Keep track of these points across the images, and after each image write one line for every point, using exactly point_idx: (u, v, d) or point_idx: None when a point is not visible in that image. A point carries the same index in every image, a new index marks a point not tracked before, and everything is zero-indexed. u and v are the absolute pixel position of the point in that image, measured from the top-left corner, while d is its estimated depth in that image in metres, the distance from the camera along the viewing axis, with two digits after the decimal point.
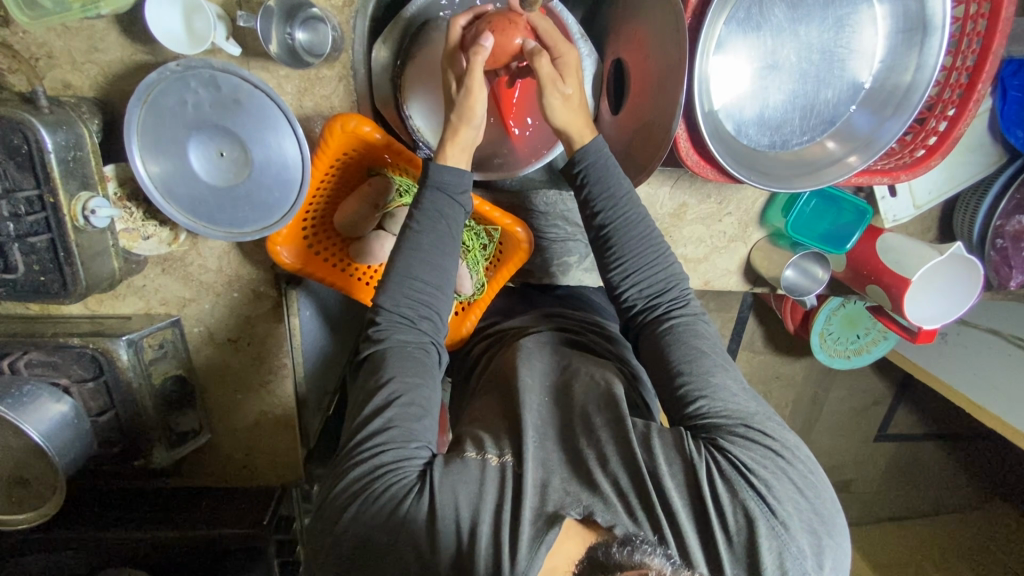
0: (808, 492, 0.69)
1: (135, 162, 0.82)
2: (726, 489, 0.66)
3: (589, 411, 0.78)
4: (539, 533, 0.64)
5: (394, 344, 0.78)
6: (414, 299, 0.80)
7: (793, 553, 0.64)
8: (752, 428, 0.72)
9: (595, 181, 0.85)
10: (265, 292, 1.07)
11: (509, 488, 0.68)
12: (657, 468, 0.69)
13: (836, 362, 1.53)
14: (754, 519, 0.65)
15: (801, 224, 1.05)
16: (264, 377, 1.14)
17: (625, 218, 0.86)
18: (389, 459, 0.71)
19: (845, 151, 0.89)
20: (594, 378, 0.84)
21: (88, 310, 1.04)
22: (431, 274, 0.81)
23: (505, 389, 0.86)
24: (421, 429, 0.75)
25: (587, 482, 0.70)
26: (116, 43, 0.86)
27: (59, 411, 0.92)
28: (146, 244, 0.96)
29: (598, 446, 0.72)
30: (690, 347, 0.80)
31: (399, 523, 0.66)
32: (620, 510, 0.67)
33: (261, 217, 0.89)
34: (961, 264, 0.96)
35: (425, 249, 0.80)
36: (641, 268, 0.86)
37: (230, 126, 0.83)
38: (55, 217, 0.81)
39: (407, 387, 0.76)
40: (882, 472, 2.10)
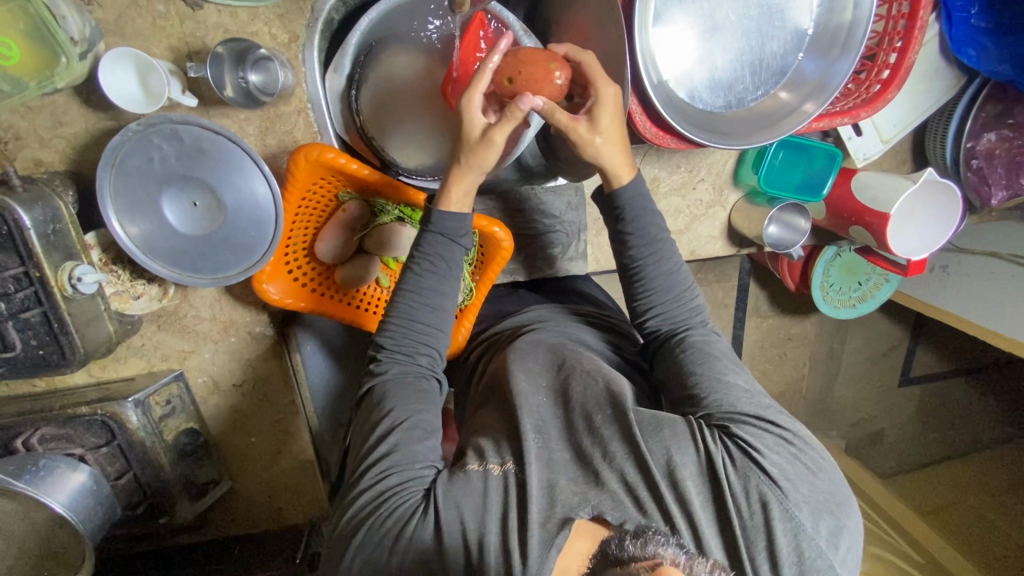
0: (821, 477, 0.71)
1: (113, 227, 0.84)
2: (731, 472, 0.70)
3: (590, 407, 0.78)
4: (551, 535, 0.66)
5: (396, 376, 0.80)
6: (413, 334, 0.82)
7: (808, 535, 0.66)
8: (764, 419, 0.75)
9: (633, 219, 0.88)
10: (262, 332, 1.09)
11: (515, 497, 0.70)
12: (672, 460, 0.71)
13: (843, 312, 1.60)
14: (768, 503, 0.68)
15: (774, 177, 1.04)
16: (274, 419, 1.16)
17: (658, 249, 0.90)
18: (396, 482, 0.71)
19: (800, 100, 0.89)
20: (590, 375, 0.82)
21: (93, 377, 1.05)
22: (431, 314, 0.83)
23: (502, 394, 0.85)
24: (426, 450, 0.76)
25: (593, 481, 0.72)
26: (79, 114, 0.89)
27: (78, 481, 0.93)
28: (138, 303, 0.99)
29: (601, 442, 0.74)
30: (704, 353, 0.84)
31: (405, 548, 0.67)
32: (628, 505, 0.70)
33: (242, 259, 0.90)
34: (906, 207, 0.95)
35: (405, 308, 0.82)
36: (663, 289, 0.90)
37: (197, 175, 0.85)
38: (44, 290, 0.83)
39: (408, 414, 0.76)
40: (912, 414, 2.11)
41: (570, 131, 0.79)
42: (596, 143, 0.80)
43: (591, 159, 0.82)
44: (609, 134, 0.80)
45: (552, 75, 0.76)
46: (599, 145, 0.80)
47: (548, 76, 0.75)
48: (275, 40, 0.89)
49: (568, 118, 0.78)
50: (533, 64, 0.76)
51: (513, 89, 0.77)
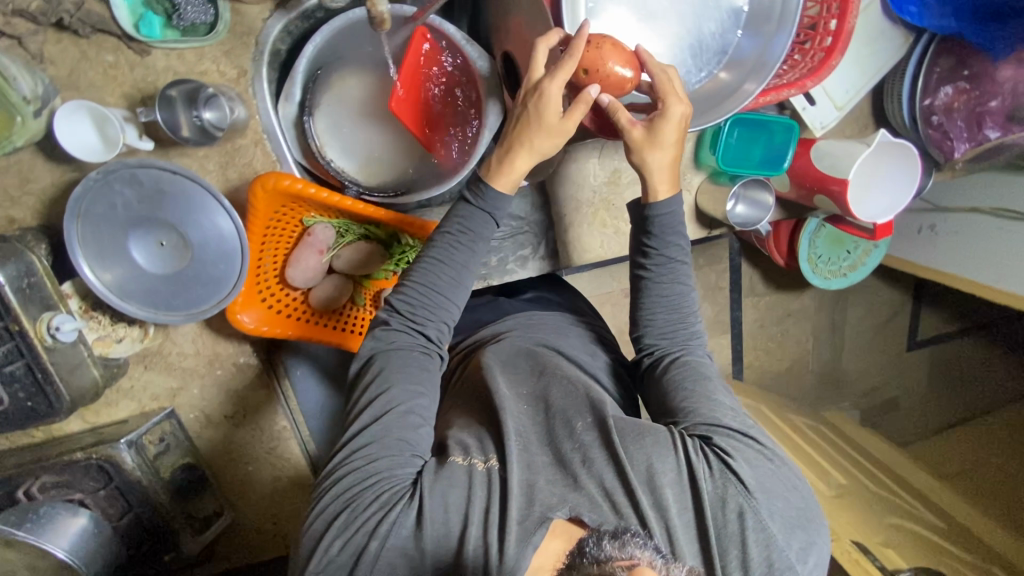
0: (796, 493, 0.73)
1: (85, 275, 0.87)
2: (709, 483, 0.71)
3: (569, 413, 0.79)
4: (528, 534, 0.66)
5: (401, 347, 0.81)
6: (431, 304, 0.83)
7: (778, 548, 0.68)
8: (748, 436, 0.76)
9: (656, 233, 0.89)
10: (247, 362, 1.11)
11: (496, 496, 0.70)
12: (652, 467, 0.72)
13: (835, 282, 1.62)
14: (744, 512, 0.69)
15: (731, 157, 1.03)
16: (268, 446, 1.19)
17: (672, 262, 0.91)
18: (387, 465, 0.72)
19: (739, 81, 0.89)
20: (573, 383, 0.84)
21: (88, 423, 1.07)
22: (449, 287, 0.84)
23: (484, 398, 0.86)
24: (417, 438, 0.76)
25: (571, 483, 0.72)
26: (44, 169, 0.91)
27: (78, 525, 0.95)
28: (122, 346, 1.01)
29: (581, 447, 0.75)
30: (694, 370, 0.84)
31: (386, 534, 0.67)
32: (606, 510, 0.70)
33: (214, 291, 0.92)
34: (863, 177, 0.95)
35: (425, 282, 0.83)
36: (665, 304, 0.90)
37: (160, 216, 0.87)
38: (24, 343, 0.86)
39: (409, 397, 0.77)
40: (924, 376, 2.17)
41: (628, 132, 0.82)
42: (648, 147, 0.84)
43: (636, 162, 0.85)
44: (664, 141, 0.84)
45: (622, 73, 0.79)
46: (652, 149, 0.84)
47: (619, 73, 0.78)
48: (223, 76, 0.92)
49: (627, 119, 0.82)
50: (612, 57, 0.78)
51: (584, 81, 0.80)
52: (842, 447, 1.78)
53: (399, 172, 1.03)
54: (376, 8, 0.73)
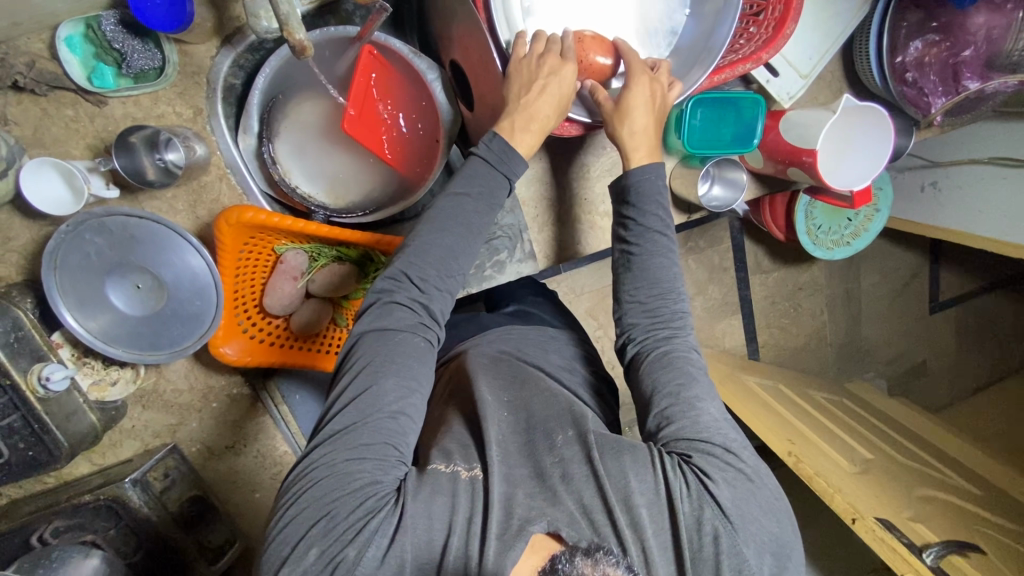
0: (774, 519, 0.73)
1: (71, 325, 0.88)
2: (686, 504, 0.70)
3: (550, 425, 0.80)
4: (507, 546, 0.65)
5: (399, 330, 0.78)
6: (445, 273, 0.82)
7: (751, 571, 0.68)
8: (732, 453, 0.75)
9: (643, 214, 0.87)
10: (240, 393, 1.15)
11: (479, 506, 0.69)
12: (629, 488, 0.71)
13: (839, 252, 1.59)
14: (719, 535, 0.69)
15: (697, 140, 0.99)
16: (272, 472, 1.21)
17: (660, 246, 0.88)
18: (370, 467, 0.70)
19: (686, 68, 0.91)
20: (553, 395, 0.86)
21: (96, 465, 1.11)
22: (446, 269, 0.83)
23: (465, 408, 0.86)
24: (402, 441, 0.74)
25: (550, 497, 0.71)
26: (23, 226, 0.95)
27: (93, 564, 0.98)
28: (116, 388, 1.04)
29: (562, 462, 0.74)
30: (682, 371, 0.81)
31: (364, 545, 0.65)
32: (584, 528, 0.68)
33: (194, 327, 0.94)
34: (836, 148, 0.92)
35: (439, 241, 0.82)
36: (656, 290, 0.87)
37: (133, 260, 0.90)
38: (17, 395, 0.89)
39: (405, 390, 0.75)
40: (953, 338, 2.12)
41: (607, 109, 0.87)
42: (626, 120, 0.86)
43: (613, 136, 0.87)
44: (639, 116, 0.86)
45: (599, 57, 0.88)
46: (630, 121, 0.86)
47: (598, 60, 0.88)
48: (180, 116, 0.94)
49: (604, 97, 0.88)
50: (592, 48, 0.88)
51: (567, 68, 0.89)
52: (865, 419, 1.72)
53: (365, 191, 1.04)
54: (293, 36, 0.70)
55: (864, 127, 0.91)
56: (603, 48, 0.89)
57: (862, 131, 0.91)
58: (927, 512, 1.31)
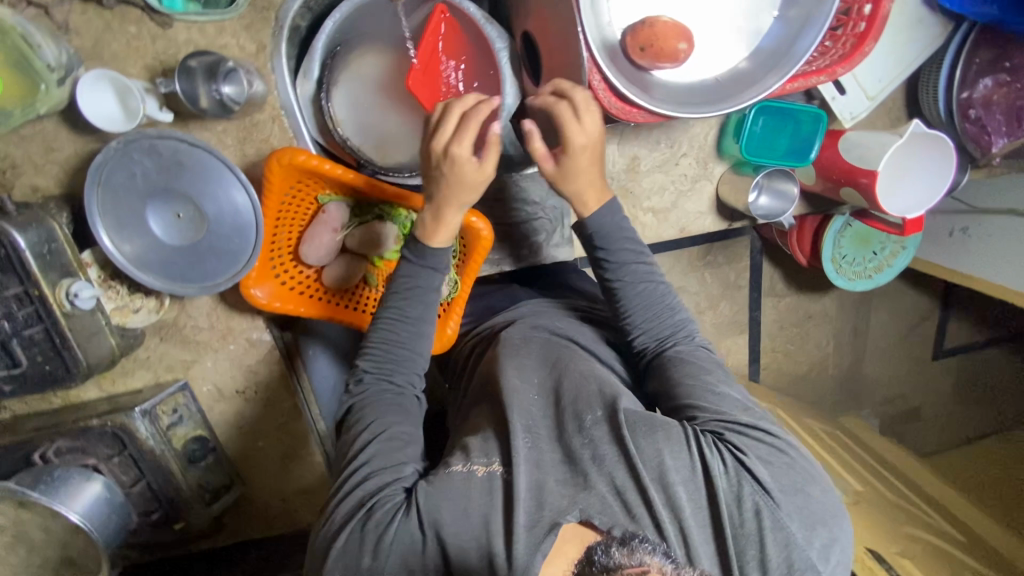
0: (815, 487, 0.74)
1: (106, 245, 0.87)
2: (723, 479, 0.72)
3: (580, 406, 0.80)
4: (538, 541, 0.68)
5: (373, 395, 0.86)
6: (392, 357, 0.88)
7: (798, 547, 0.69)
8: (758, 428, 0.77)
9: (608, 245, 0.91)
10: (259, 338, 1.13)
11: (498, 507, 0.72)
12: (664, 464, 0.73)
13: (859, 283, 1.57)
14: (761, 510, 0.70)
15: (755, 146, 1.00)
16: (280, 422, 1.20)
17: (634, 272, 0.92)
18: (378, 480, 0.77)
19: (764, 72, 0.83)
20: (584, 376, 0.84)
21: (105, 391, 1.10)
22: (411, 327, 0.89)
23: (494, 396, 0.86)
24: (403, 456, 0.81)
25: (581, 482, 0.74)
26: (67, 139, 0.93)
27: (94, 490, 0.98)
28: (139, 316, 1.02)
29: (592, 445, 0.76)
30: (694, 364, 0.85)
31: (386, 548, 0.71)
32: (618, 510, 0.71)
33: (229, 265, 0.93)
34: (895, 167, 0.92)
35: (407, 315, 0.89)
36: (642, 309, 0.91)
37: (178, 188, 0.88)
38: (44, 307, 0.88)
39: (386, 425, 0.83)
40: (950, 387, 2.12)
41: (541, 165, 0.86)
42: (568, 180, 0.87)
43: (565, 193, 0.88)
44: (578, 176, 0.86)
45: (677, 45, 0.80)
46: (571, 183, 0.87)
47: (673, 45, 0.80)
48: (244, 50, 0.92)
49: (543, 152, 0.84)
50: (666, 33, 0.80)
51: (641, 57, 0.82)
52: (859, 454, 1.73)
53: (416, 152, 1.01)
54: None
55: (924, 150, 0.91)
56: (682, 33, 0.81)
57: (921, 154, 0.91)
58: (912, 550, 1.32)
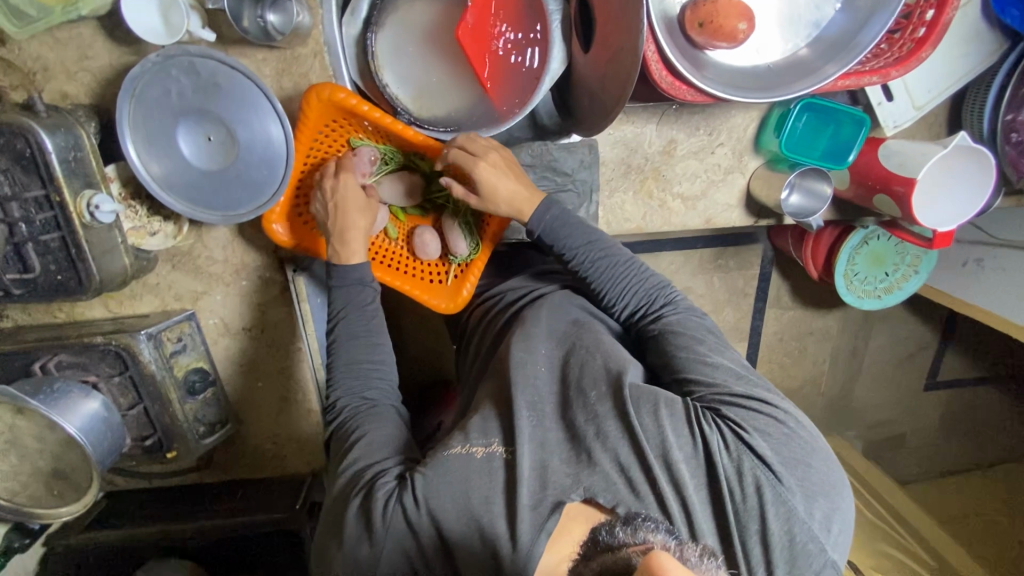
0: (819, 460, 0.73)
1: (135, 163, 0.86)
2: (724, 456, 0.71)
3: (585, 383, 0.80)
4: (541, 521, 0.69)
5: (351, 405, 0.86)
6: (363, 376, 0.89)
7: (801, 520, 0.68)
8: (752, 399, 0.76)
9: (560, 238, 0.95)
10: (272, 278, 1.11)
11: (498, 487, 0.72)
12: (667, 442, 0.72)
13: (867, 303, 1.53)
14: (762, 487, 0.69)
15: (795, 143, 1.00)
16: (282, 365, 1.19)
17: (595, 259, 0.95)
18: (366, 475, 0.78)
19: (823, 61, 0.84)
20: (590, 350, 0.85)
21: (110, 312, 1.09)
22: (369, 342, 0.91)
23: (501, 371, 0.87)
24: (388, 451, 0.81)
25: (586, 461, 0.73)
26: (103, 48, 0.91)
27: (92, 408, 0.96)
28: (154, 239, 1.01)
29: (595, 420, 0.76)
30: (684, 335, 0.85)
31: (384, 541, 0.72)
32: (621, 488, 0.72)
33: (254, 196, 0.92)
34: (932, 182, 0.90)
35: (365, 331, 0.91)
36: (621, 286, 0.93)
37: (213, 110, 0.87)
38: (63, 215, 0.86)
39: (365, 430, 0.83)
40: (938, 420, 2.09)
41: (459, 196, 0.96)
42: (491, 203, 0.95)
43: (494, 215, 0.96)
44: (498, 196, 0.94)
45: (737, 24, 0.80)
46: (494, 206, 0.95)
47: (732, 24, 0.79)
48: None
49: (463, 192, 0.95)
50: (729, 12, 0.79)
51: (698, 33, 0.81)
52: None
53: (451, 107, 1.00)
54: None
55: (961, 163, 0.90)
56: (742, 14, 0.81)
57: (959, 167, 0.90)
58: None
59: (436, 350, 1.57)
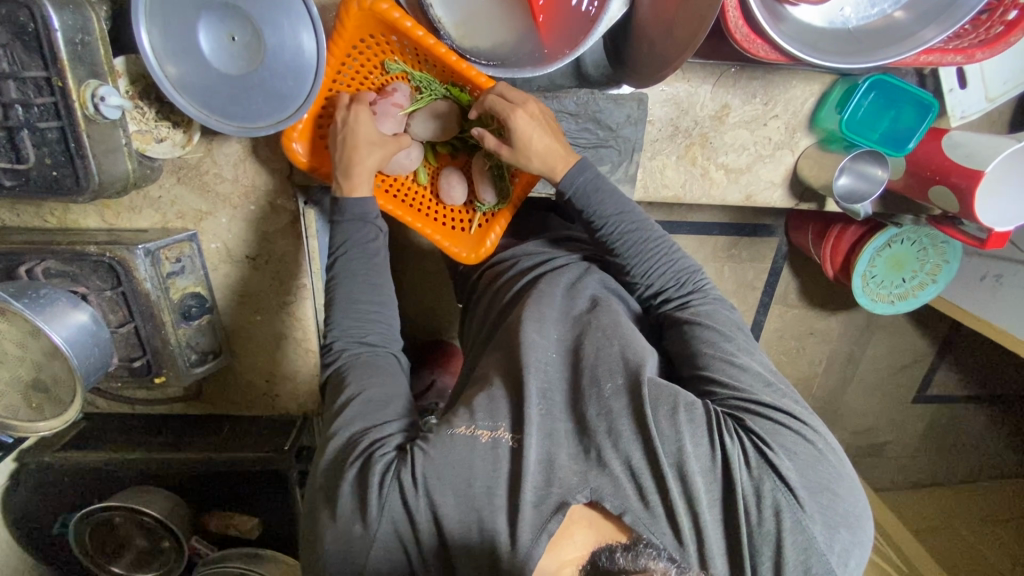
0: (845, 487, 0.67)
1: (150, 61, 0.78)
2: (744, 471, 0.65)
3: (598, 372, 0.74)
4: (543, 521, 0.64)
5: (349, 359, 0.80)
6: (361, 318, 0.83)
7: (819, 550, 0.62)
8: (777, 411, 0.70)
9: (591, 201, 0.89)
10: (283, 205, 1.04)
11: (503, 479, 0.67)
12: (684, 451, 0.66)
13: (877, 306, 1.41)
14: (781, 511, 0.63)
15: (855, 126, 0.95)
16: (284, 300, 1.13)
17: (625, 231, 0.89)
18: (361, 443, 0.71)
19: (920, 26, 0.79)
20: (606, 336, 0.78)
21: (105, 223, 1.02)
22: (369, 291, 0.84)
23: (511, 340, 0.81)
24: (388, 412, 0.75)
25: (597, 461, 0.68)
26: None
27: (79, 319, 0.89)
28: (160, 147, 0.92)
29: (608, 416, 0.70)
30: (711, 330, 0.79)
31: (377, 528, 0.65)
32: (630, 493, 0.66)
33: (275, 110, 0.86)
34: (993, 180, 0.87)
35: (363, 269, 0.84)
36: (650, 266, 0.88)
37: (241, 6, 0.79)
38: (64, 103, 0.78)
39: (362, 388, 0.77)
40: (919, 433, 2.04)
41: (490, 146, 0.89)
42: (522, 156, 0.88)
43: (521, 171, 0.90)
44: (530, 149, 0.87)
45: None
46: (524, 158, 0.88)
47: None
48: None
49: (495, 142, 0.88)
50: None
51: None
52: None
53: (496, 40, 0.91)
54: None
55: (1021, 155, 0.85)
56: None
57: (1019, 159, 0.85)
58: None
59: (438, 305, 1.51)
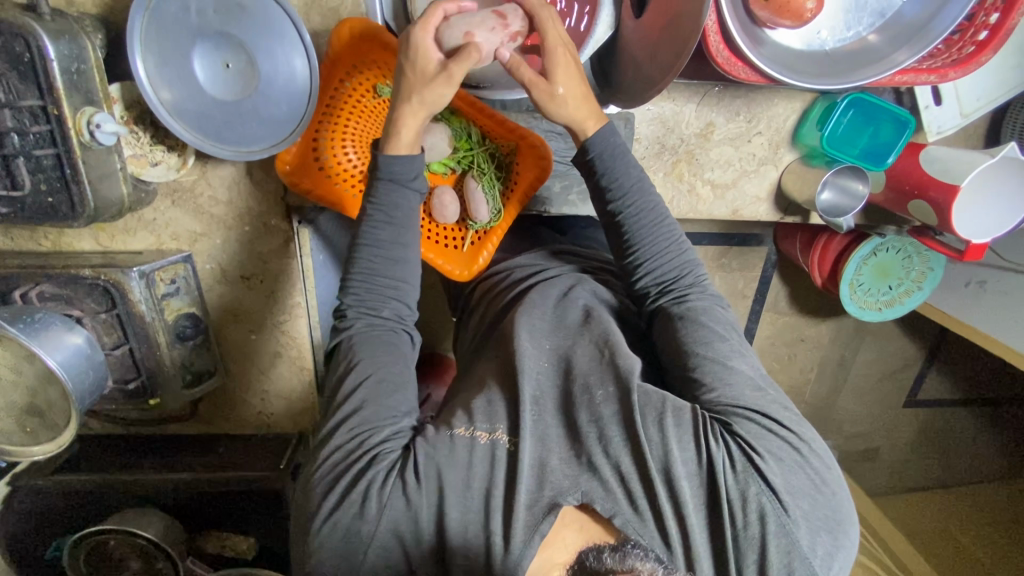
0: (827, 492, 0.68)
1: (145, 88, 0.78)
2: (729, 475, 0.66)
3: (591, 379, 0.75)
4: (535, 522, 0.65)
5: (363, 328, 0.78)
6: None
7: (802, 553, 0.63)
8: (767, 417, 0.71)
9: (608, 167, 0.87)
10: (277, 226, 1.06)
11: (495, 489, 0.67)
12: (671, 455, 0.67)
13: (865, 314, 1.44)
14: (766, 516, 0.64)
15: (835, 142, 0.98)
16: (278, 318, 1.14)
17: (638, 205, 0.88)
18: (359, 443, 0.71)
19: (893, 48, 0.82)
20: (597, 347, 0.79)
21: (100, 246, 1.02)
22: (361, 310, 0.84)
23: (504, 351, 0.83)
24: (398, 401, 0.74)
25: (587, 464, 0.69)
26: None
27: (74, 342, 0.90)
28: (155, 170, 0.95)
29: (598, 423, 0.71)
30: (702, 329, 0.79)
31: (366, 539, 0.65)
32: (621, 500, 0.67)
33: (270, 135, 0.88)
34: (981, 181, 0.89)
35: None
36: (655, 252, 0.87)
37: (235, 34, 0.81)
38: (59, 130, 0.79)
39: (376, 365, 0.75)
40: (911, 438, 2.06)
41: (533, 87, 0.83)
42: (557, 101, 0.83)
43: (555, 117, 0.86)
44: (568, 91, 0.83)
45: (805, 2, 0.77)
46: (560, 103, 0.84)
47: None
48: None
49: (530, 75, 0.82)
50: None
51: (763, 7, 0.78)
52: None
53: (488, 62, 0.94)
54: None
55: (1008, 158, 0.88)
56: None
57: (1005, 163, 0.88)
58: None
59: (433, 319, 1.53)
